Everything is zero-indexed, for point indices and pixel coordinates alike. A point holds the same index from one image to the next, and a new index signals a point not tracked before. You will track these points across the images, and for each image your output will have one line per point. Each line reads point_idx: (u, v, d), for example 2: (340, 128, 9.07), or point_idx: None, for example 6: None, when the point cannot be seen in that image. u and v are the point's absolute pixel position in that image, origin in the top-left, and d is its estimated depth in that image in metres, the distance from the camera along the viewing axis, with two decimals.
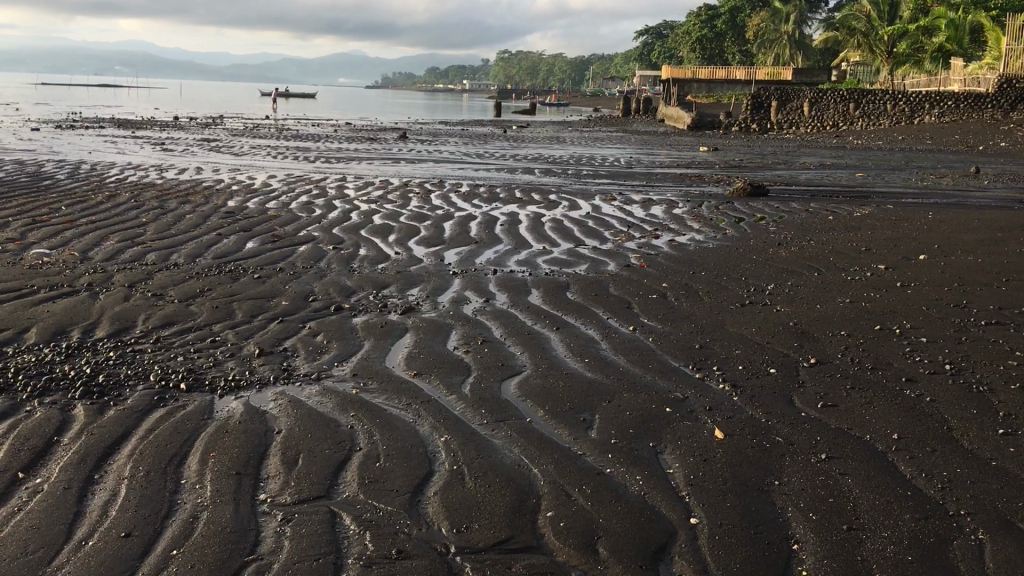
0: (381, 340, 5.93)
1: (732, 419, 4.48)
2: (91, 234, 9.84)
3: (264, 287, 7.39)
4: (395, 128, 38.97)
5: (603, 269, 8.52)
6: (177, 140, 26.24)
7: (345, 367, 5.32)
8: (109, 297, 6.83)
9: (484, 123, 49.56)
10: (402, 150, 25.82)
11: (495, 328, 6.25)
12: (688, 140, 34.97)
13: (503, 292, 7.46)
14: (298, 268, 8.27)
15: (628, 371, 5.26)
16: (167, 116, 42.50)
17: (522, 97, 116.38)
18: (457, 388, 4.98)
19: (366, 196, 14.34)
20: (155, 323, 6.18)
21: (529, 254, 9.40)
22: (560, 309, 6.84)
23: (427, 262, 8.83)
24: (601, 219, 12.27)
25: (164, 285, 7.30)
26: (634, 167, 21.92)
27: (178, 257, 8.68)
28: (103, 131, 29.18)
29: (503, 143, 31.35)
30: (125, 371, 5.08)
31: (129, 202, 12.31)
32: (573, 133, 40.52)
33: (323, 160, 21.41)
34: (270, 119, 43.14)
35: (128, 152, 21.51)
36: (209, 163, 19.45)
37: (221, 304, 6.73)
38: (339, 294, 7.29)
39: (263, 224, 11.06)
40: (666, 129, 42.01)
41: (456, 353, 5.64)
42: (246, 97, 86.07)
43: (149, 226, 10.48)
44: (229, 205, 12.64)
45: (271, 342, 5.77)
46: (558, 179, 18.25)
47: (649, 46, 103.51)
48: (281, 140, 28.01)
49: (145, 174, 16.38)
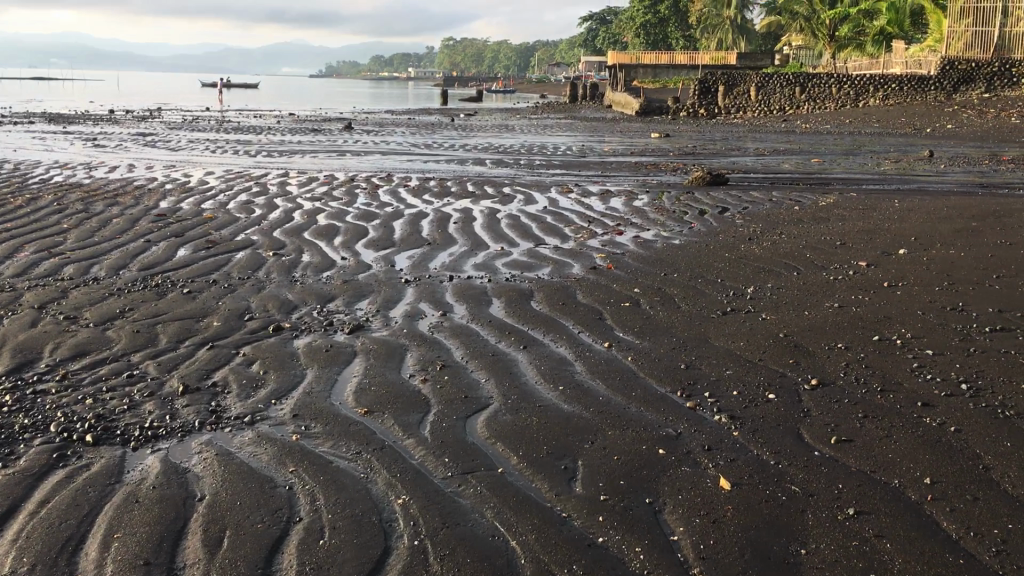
0: (326, 368, 5.21)
1: (736, 462, 3.86)
2: (4, 245, 8.91)
3: (194, 304, 6.60)
4: (339, 119, 38.01)
5: (567, 273, 7.87)
6: (110, 135, 25.00)
7: (284, 405, 4.60)
8: (13, 322, 6.00)
9: (429, 112, 48.74)
10: (346, 142, 24.90)
11: (455, 349, 5.56)
12: (636, 126, 34.59)
13: (461, 303, 6.77)
14: (233, 280, 7.49)
15: (610, 401, 4.62)
16: (99, 110, 40.83)
17: (468, 85, 115.20)
18: (414, 428, 4.30)
19: (310, 193, 13.51)
20: (64, 353, 5.38)
21: (487, 257, 8.70)
22: (527, 322, 6.17)
23: (377, 268, 8.10)
24: (559, 214, 11.62)
25: (79, 306, 6.47)
26: (587, 156, 21.34)
27: (99, 270, 7.83)
28: (30, 126, 27.73)
29: (452, 133, 30.50)
30: (21, 420, 4.30)
31: (49, 206, 11.35)
32: (522, 120, 39.83)
33: (263, 154, 20.45)
34: (209, 111, 41.91)
35: (55, 149, 20.32)
36: (142, 159, 18.39)
37: (143, 328, 5.93)
38: (279, 310, 6.53)
39: (196, 227, 10.22)
40: (615, 116, 41.51)
41: (413, 383, 4.94)
42: (186, 89, 83.69)
43: (68, 233, 9.58)
44: (161, 206, 11.74)
45: (197, 375, 5.02)
46: (510, 170, 17.59)
47: (592, 33, 103.32)
48: (220, 134, 26.82)
49: (71, 173, 15.31)
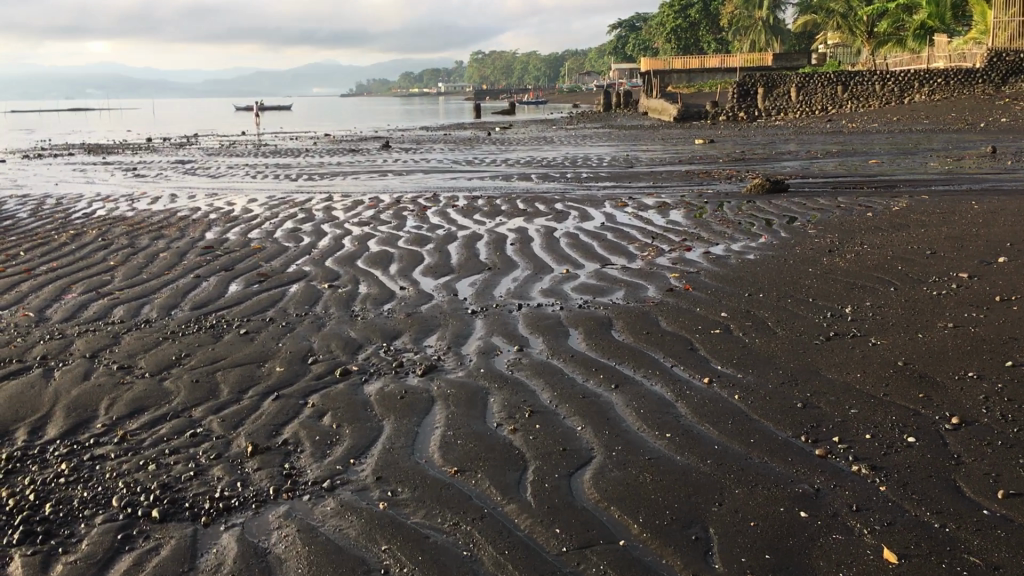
0: (404, 418, 4.76)
1: (894, 526, 3.33)
2: (52, 286, 8.60)
3: (253, 347, 6.19)
4: (377, 137, 37.79)
5: (642, 296, 7.37)
6: (150, 164, 24.93)
7: (365, 466, 4.16)
8: (66, 375, 5.62)
9: (465, 126, 48.45)
10: (386, 161, 24.63)
11: (541, 391, 5.08)
12: (676, 133, 33.98)
13: (538, 336, 6.30)
14: (291, 318, 7.08)
15: (727, 451, 4.10)
16: (138, 138, 41.06)
17: (499, 97, 115.05)
18: (514, 491, 3.82)
19: (357, 218, 13.13)
20: (122, 410, 4.99)
21: (553, 281, 8.23)
22: (613, 356, 5.68)
23: (440, 298, 7.66)
24: (619, 230, 11.12)
25: (133, 354, 6.09)
26: (633, 166, 20.81)
27: (150, 310, 7.47)
28: (72, 158, 27.80)
29: (490, 148, 30.07)
30: (80, 494, 3.88)
31: (95, 242, 11.08)
32: (559, 131, 39.42)
33: (305, 177, 20.19)
34: (247, 135, 41.94)
35: (97, 181, 20.22)
36: (184, 188, 18.17)
37: (202, 378, 5.53)
38: (344, 350, 6.11)
39: (246, 259, 9.87)
40: (652, 123, 40.90)
41: (502, 435, 4.47)
42: (224, 113, 84.31)
43: (116, 271, 9.27)
44: (208, 238, 11.44)
45: (266, 433, 4.59)
46: (557, 184, 17.13)
47: (623, 40, 102.83)
48: (259, 158, 26.70)
49: (115, 206, 15.10)
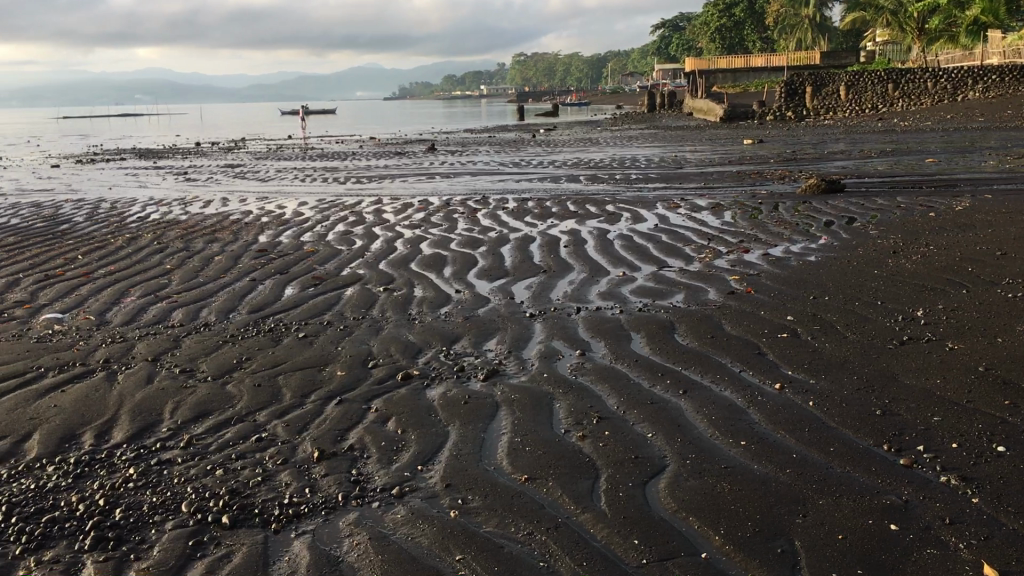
0: (469, 424, 4.68)
1: (992, 541, 3.17)
2: (111, 289, 8.68)
3: (313, 351, 6.17)
4: (422, 140, 37.89)
5: (703, 299, 7.23)
6: (201, 168, 25.23)
7: (433, 473, 4.09)
8: (129, 379, 5.65)
9: (509, 127, 48.37)
10: (433, 164, 24.65)
11: (607, 396, 4.97)
12: (723, 133, 33.56)
13: (599, 340, 6.19)
14: (348, 322, 7.05)
15: (807, 460, 3.97)
16: (189, 143, 41.67)
17: (542, 99, 114.99)
18: (587, 499, 3.72)
19: (408, 220, 13.13)
20: (186, 414, 4.98)
21: (611, 284, 8.11)
22: (679, 361, 5.56)
23: (497, 301, 7.59)
24: (673, 232, 10.96)
25: (194, 357, 6.10)
26: (682, 167, 20.57)
27: (209, 314, 7.50)
28: (124, 163, 28.24)
29: (536, 150, 29.98)
30: (150, 500, 3.85)
31: (151, 245, 11.19)
32: (604, 133, 39.21)
33: (353, 180, 20.28)
34: (293, 139, 42.35)
35: (150, 185, 20.51)
36: (235, 192, 18.35)
37: (264, 382, 5.51)
38: (404, 354, 6.05)
39: (300, 262, 9.89)
40: (698, 123, 40.49)
41: (570, 441, 4.38)
42: (270, 117, 85.42)
43: (173, 274, 9.33)
44: (261, 241, 11.50)
45: (332, 438, 4.55)
46: (606, 186, 16.98)
47: (666, 40, 102.15)
48: (307, 161, 26.89)
49: (169, 210, 15.28)
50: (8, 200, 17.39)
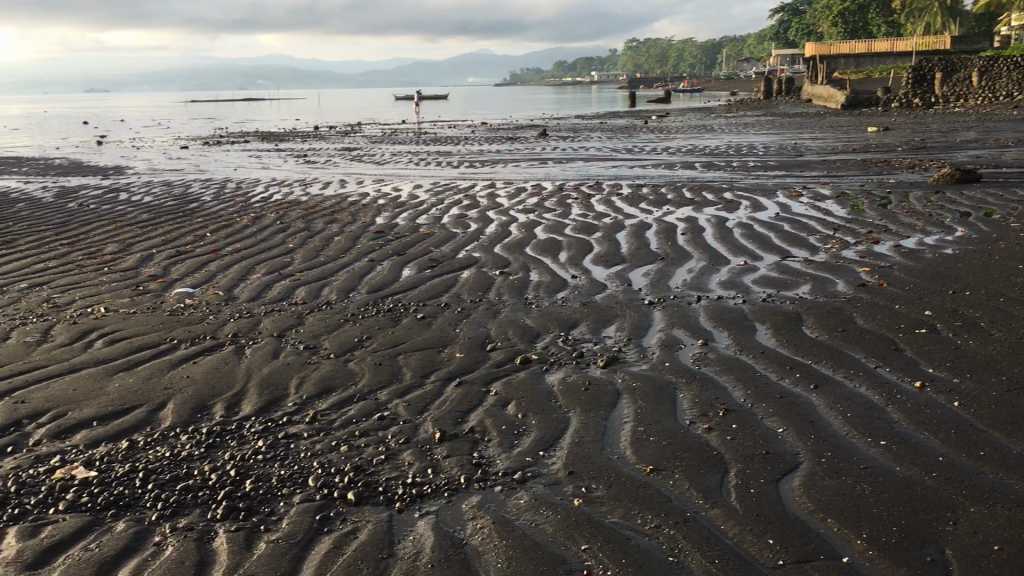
0: (591, 410, 4.60)
1: None
2: (237, 266, 8.94)
3: (432, 332, 6.19)
4: (534, 126, 37.86)
5: (832, 291, 6.94)
6: (320, 151, 25.85)
7: (556, 459, 4.03)
8: (256, 353, 5.78)
9: (621, 113, 47.87)
10: (545, 149, 24.59)
11: (734, 389, 4.82)
12: (845, 121, 32.36)
13: (722, 330, 6.01)
14: (466, 304, 7.05)
15: (954, 464, 3.74)
16: (308, 126, 42.81)
17: (655, 85, 113.46)
18: (717, 494, 3.60)
19: (522, 205, 13.11)
20: (311, 390, 5.06)
21: (732, 272, 7.88)
22: (809, 356, 5.34)
23: (614, 288, 7.46)
24: (796, 221, 10.59)
25: (318, 334, 6.21)
26: (802, 155, 19.91)
27: (330, 292, 7.63)
28: (247, 145, 29.17)
29: (649, 136, 29.55)
30: (278, 472, 3.91)
31: (274, 225, 11.49)
32: (719, 119, 38.37)
33: (467, 164, 20.41)
34: (408, 124, 42.98)
35: (272, 166, 21.12)
36: (352, 174, 18.71)
37: (385, 361, 5.55)
38: (522, 338, 6.01)
39: (417, 244, 9.99)
40: (817, 110, 39.19)
41: (696, 433, 4.25)
42: (383, 102, 86.99)
43: (295, 253, 9.56)
44: (379, 222, 11.66)
45: (452, 420, 4.54)
46: (723, 173, 16.57)
47: (785, 25, 99.18)
48: (421, 145, 27.22)
49: (290, 191, 15.68)
50: (141, 179, 18.19)
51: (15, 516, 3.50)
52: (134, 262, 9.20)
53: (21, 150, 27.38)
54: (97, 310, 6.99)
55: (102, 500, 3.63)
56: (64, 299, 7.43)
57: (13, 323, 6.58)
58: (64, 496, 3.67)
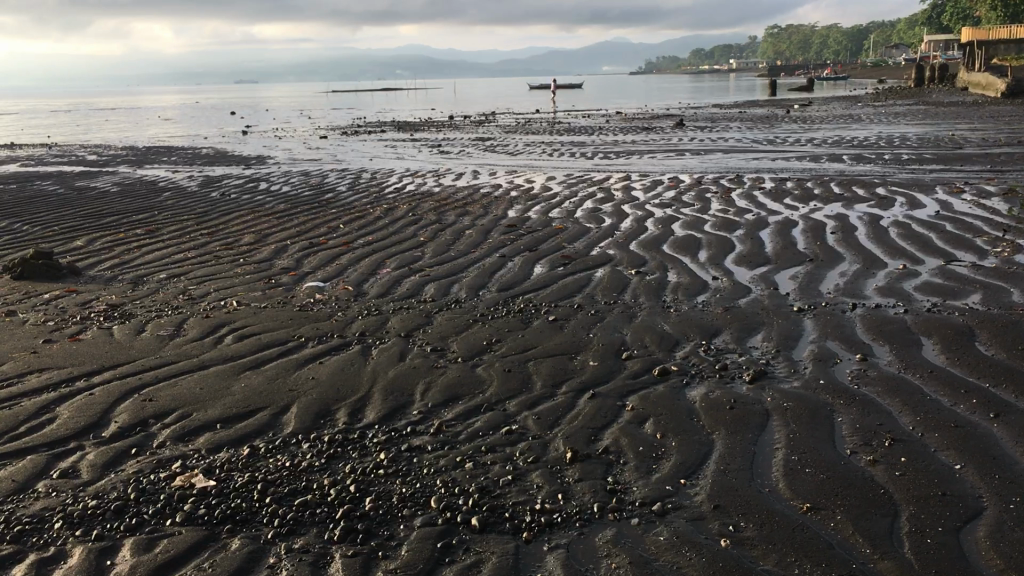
0: (738, 433, 4.19)
1: None
2: (368, 259, 8.89)
3: (564, 337, 5.90)
4: (670, 116, 36.96)
5: (1007, 302, 6.22)
6: (453, 141, 25.90)
7: (698, 490, 3.66)
8: (383, 354, 5.65)
9: (761, 102, 46.21)
10: (681, 140, 23.84)
11: (900, 414, 4.28)
12: (1009, 109, 30.03)
13: (882, 343, 5.44)
14: (600, 306, 6.72)
15: None
16: (444, 116, 43.27)
17: (797, 73, 109.27)
18: (886, 543, 3.13)
19: (658, 199, 12.63)
20: (436, 398, 4.87)
21: (890, 278, 7.22)
22: (987, 376, 4.72)
23: (759, 292, 6.95)
24: (960, 220, 9.71)
25: (445, 335, 6.02)
26: (964, 146, 18.49)
27: (459, 289, 7.45)
28: (384, 135, 29.59)
29: (791, 126, 28.26)
30: (400, 491, 3.77)
31: (406, 216, 11.44)
32: (866, 109, 36.39)
33: (601, 155, 19.98)
34: (541, 113, 42.72)
35: (407, 156, 21.29)
36: (485, 165, 18.62)
37: (514, 367, 5.30)
38: (660, 346, 5.63)
39: (549, 239, 9.71)
40: (977, 98, 36.62)
41: (859, 467, 3.76)
42: (517, 92, 87.22)
43: (426, 246, 9.45)
44: (510, 215, 11.44)
45: (584, 437, 4.24)
46: (874, 166, 15.53)
47: (940, 8, 93.65)
48: (554, 136, 26.91)
49: (423, 182, 15.69)
50: (281, 168, 18.65)
51: (130, 527, 3.54)
52: (269, 253, 9.31)
53: (173, 140, 28.69)
54: (229, 303, 7.03)
55: (219, 513, 3.62)
56: (200, 291, 7.53)
57: (151, 314, 6.70)
58: (182, 507, 3.69)
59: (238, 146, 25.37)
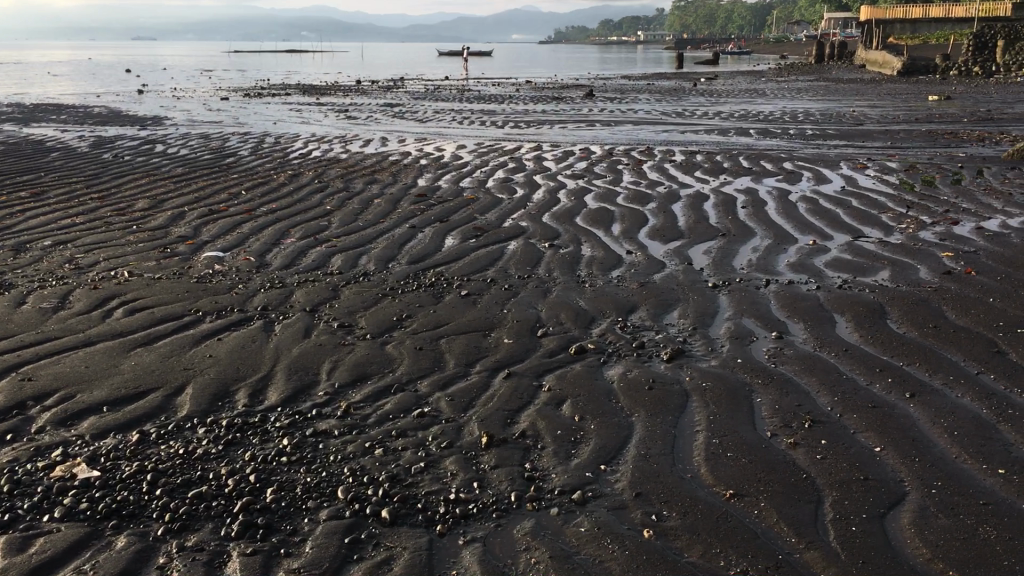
0: (658, 415, 4.07)
1: None
2: (271, 228, 8.49)
3: (477, 313, 5.69)
4: (580, 86, 36.92)
5: (914, 278, 6.27)
6: (361, 106, 25.27)
7: (620, 477, 3.52)
8: (286, 330, 5.35)
9: (667, 76, 46.60)
10: (591, 111, 23.79)
11: (817, 394, 4.23)
12: (904, 88, 30.87)
13: (796, 321, 5.41)
14: (514, 280, 6.53)
15: None
16: (350, 81, 42.38)
17: (702, 46, 110.22)
18: (811, 532, 3.06)
19: (570, 169, 12.51)
20: (344, 378, 4.61)
21: (802, 254, 7.24)
22: (899, 355, 4.71)
23: (673, 267, 6.87)
24: (865, 196, 9.85)
25: (353, 310, 5.74)
26: (864, 123, 18.90)
27: (368, 261, 7.15)
28: (290, 99, 28.71)
29: (699, 100, 28.43)
30: (304, 481, 3.52)
31: (312, 184, 11.02)
32: (769, 84, 36.90)
33: (511, 124, 19.73)
34: (450, 80, 42.16)
35: (313, 121, 20.62)
36: (393, 131, 18.18)
37: (426, 345, 5.07)
38: (576, 323, 5.48)
39: (460, 209, 9.47)
40: (873, 76, 37.59)
41: (779, 450, 3.69)
42: (427, 57, 86.18)
43: (332, 216, 9.09)
44: (420, 184, 11.14)
45: (501, 421, 4.06)
46: (779, 141, 15.69)
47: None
48: (464, 103, 26.55)
49: (329, 147, 15.20)
50: (178, 130, 17.84)
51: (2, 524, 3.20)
52: (166, 220, 8.80)
53: (63, 98, 27.22)
54: (120, 274, 6.58)
55: (104, 507, 3.31)
56: (88, 259, 7.04)
57: (33, 285, 6.21)
58: (61, 501, 3.37)
59: (134, 106, 24.24)
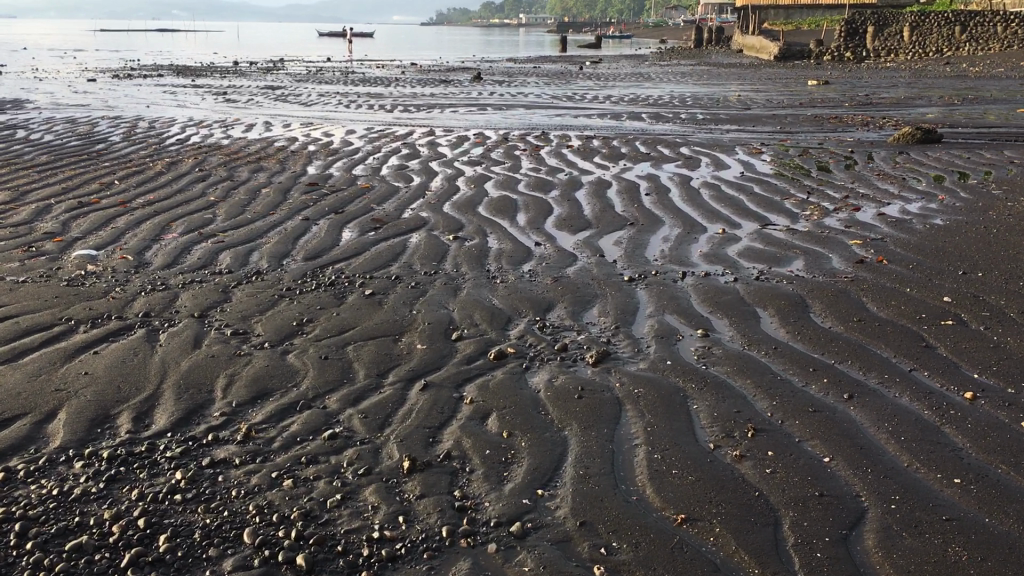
0: (592, 428, 3.77)
1: None
2: (150, 222, 7.82)
3: (385, 315, 5.27)
4: (466, 68, 36.38)
5: (829, 268, 6.18)
6: (241, 89, 24.13)
7: (561, 503, 3.20)
8: (174, 340, 4.81)
9: (551, 60, 46.45)
10: (481, 94, 23.36)
11: (754, 400, 4.01)
12: (784, 73, 31.54)
13: (720, 317, 5.20)
14: (421, 277, 6.13)
15: None
16: (225, 61, 40.58)
17: (585, 29, 110.86)
18: (774, 560, 2.81)
19: (467, 156, 12.12)
20: (243, 395, 4.14)
21: (713, 244, 7.08)
22: (829, 352, 4.56)
23: (585, 259, 6.60)
24: (764, 182, 9.83)
25: (248, 316, 5.23)
26: (751, 108, 19.10)
27: (260, 259, 6.61)
28: (162, 80, 27.24)
29: (587, 84, 28.35)
30: (204, 524, 3.07)
31: (193, 173, 10.29)
32: (653, 68, 37.20)
33: (400, 108, 19.15)
34: (330, 62, 40.87)
35: (190, 104, 19.52)
36: (278, 116, 17.38)
37: (332, 354, 4.64)
38: (492, 324, 5.14)
39: (355, 200, 8.96)
40: (752, 61, 38.33)
41: (726, 464, 3.44)
42: (306, 38, 83.90)
43: (217, 208, 8.46)
44: (310, 172, 10.55)
45: (422, 441, 3.68)
46: (672, 126, 15.69)
47: None
48: (350, 86, 25.71)
49: (209, 133, 14.36)
50: (42, 114, 16.57)
51: None
52: (30, 215, 7.99)
53: None
54: None
55: None
56: None
57: None
58: None
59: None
